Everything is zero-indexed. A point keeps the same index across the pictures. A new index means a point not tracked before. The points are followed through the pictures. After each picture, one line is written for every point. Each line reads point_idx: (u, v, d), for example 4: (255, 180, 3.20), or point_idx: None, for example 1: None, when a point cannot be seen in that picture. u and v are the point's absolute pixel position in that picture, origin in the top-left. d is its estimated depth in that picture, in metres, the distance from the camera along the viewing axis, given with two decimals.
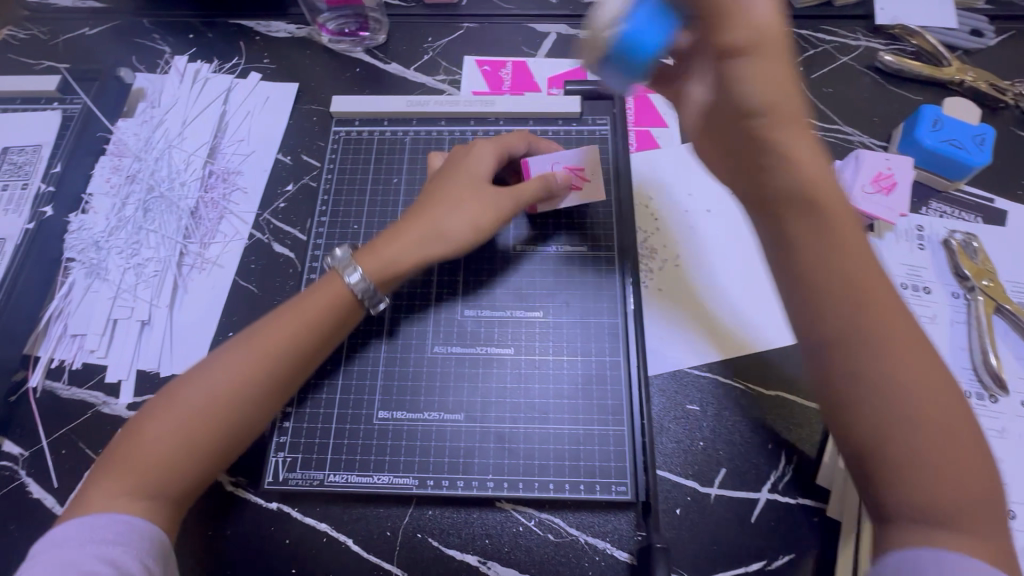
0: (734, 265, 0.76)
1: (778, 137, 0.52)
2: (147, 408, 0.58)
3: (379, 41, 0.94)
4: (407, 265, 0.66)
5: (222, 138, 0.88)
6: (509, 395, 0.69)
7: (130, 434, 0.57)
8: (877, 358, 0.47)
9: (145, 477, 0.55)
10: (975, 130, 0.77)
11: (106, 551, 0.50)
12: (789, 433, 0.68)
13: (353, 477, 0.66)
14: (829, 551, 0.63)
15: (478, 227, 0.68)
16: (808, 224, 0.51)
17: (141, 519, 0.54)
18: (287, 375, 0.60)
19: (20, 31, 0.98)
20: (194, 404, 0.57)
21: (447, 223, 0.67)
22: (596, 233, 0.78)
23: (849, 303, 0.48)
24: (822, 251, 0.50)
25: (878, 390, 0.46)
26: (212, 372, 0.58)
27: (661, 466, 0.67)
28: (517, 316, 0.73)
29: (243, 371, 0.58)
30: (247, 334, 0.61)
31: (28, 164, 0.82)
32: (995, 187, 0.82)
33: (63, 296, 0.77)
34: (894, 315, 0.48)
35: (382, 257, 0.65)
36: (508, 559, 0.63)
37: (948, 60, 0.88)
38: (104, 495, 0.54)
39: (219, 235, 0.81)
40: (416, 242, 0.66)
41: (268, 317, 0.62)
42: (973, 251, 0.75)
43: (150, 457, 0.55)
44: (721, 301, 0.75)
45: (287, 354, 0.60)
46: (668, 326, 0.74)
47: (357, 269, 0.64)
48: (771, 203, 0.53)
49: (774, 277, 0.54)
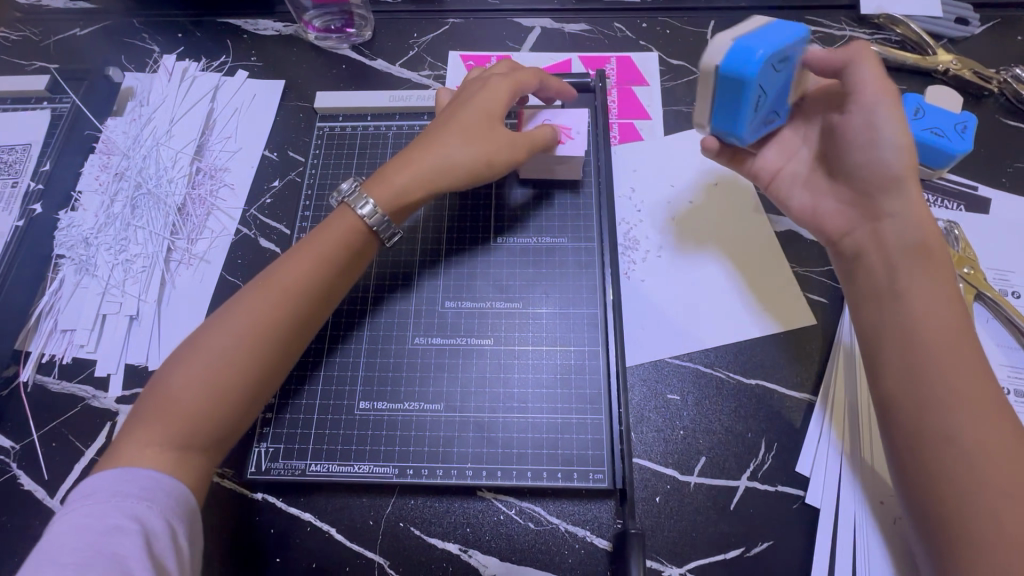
0: (719, 252, 0.77)
1: (894, 195, 0.62)
2: (172, 359, 0.59)
3: (365, 38, 0.95)
4: (419, 193, 0.68)
5: (210, 135, 0.89)
6: (489, 386, 0.70)
7: (155, 388, 0.57)
8: (959, 407, 0.53)
9: (179, 430, 0.55)
10: (958, 117, 0.77)
11: (132, 505, 0.50)
12: (768, 422, 0.69)
13: (335, 467, 0.67)
14: (807, 539, 0.63)
15: (490, 161, 0.69)
16: (921, 276, 0.59)
17: (169, 475, 0.54)
18: (304, 318, 0.62)
19: (12, 33, 0.99)
20: (224, 349, 0.58)
21: (456, 155, 0.68)
22: (577, 225, 0.78)
23: (944, 358, 0.55)
24: (920, 309, 0.58)
25: (958, 434, 0.52)
26: (234, 317, 0.60)
27: (640, 455, 0.67)
28: (499, 307, 0.74)
29: (263, 314, 0.60)
30: (260, 280, 0.63)
31: (17, 163, 0.84)
32: (977, 175, 0.82)
33: (53, 293, 0.79)
34: (984, 380, 0.54)
35: (393, 186, 0.68)
36: (488, 547, 0.64)
37: (933, 49, 0.88)
38: (134, 447, 0.54)
39: (206, 230, 0.82)
40: (428, 172, 0.68)
41: (281, 260, 0.64)
42: (954, 239, 0.75)
43: (185, 408, 0.56)
44: (716, 283, 0.76)
45: (302, 297, 0.62)
46: (656, 311, 0.75)
47: (370, 202, 0.66)
48: (888, 251, 0.62)
49: (869, 322, 0.62)
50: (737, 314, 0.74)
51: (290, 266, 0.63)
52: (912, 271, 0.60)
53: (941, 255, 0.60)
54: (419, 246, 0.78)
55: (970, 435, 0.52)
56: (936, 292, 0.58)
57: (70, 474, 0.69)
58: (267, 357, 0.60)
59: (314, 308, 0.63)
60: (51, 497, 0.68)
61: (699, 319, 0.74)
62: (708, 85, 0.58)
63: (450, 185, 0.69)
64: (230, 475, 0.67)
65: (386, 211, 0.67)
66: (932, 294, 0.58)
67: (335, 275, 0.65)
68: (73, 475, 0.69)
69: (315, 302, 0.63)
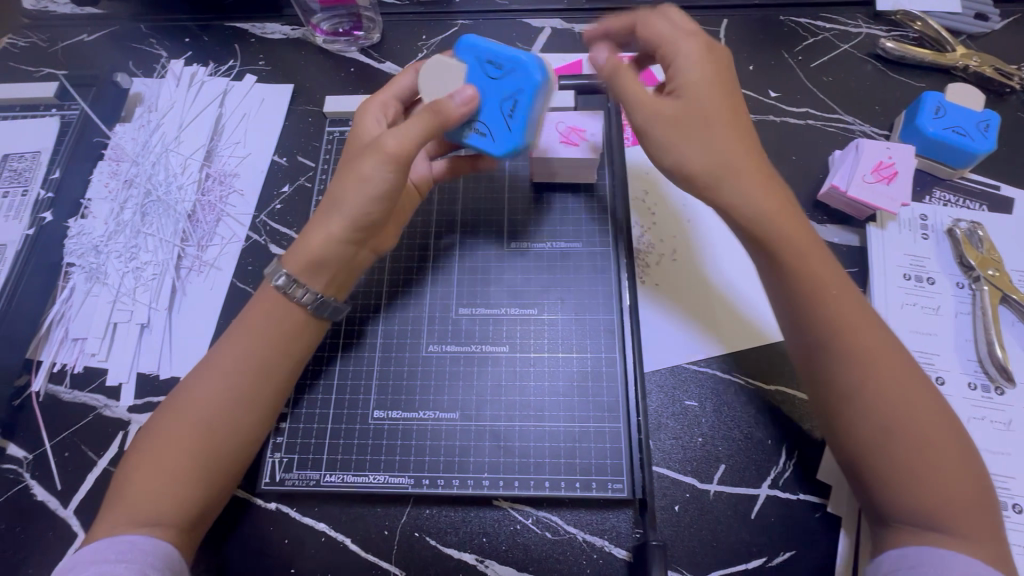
0: (736, 256, 0.75)
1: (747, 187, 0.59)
2: (151, 430, 0.59)
3: (374, 41, 0.94)
4: (318, 248, 0.63)
5: (219, 141, 0.88)
6: (504, 394, 0.69)
7: (124, 474, 0.57)
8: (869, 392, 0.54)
9: (148, 511, 0.55)
10: (979, 115, 0.75)
11: (111, 569, 0.50)
12: (792, 429, 0.67)
13: (350, 478, 0.66)
14: (831, 548, 0.62)
15: (367, 179, 0.61)
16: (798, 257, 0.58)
17: (151, 541, 0.54)
18: (270, 387, 0.62)
19: (20, 39, 0.98)
20: (175, 439, 0.57)
21: (348, 199, 0.62)
22: (591, 229, 0.77)
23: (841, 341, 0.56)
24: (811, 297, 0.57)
25: (871, 418, 0.53)
26: (207, 389, 0.60)
27: (659, 463, 0.66)
28: (512, 313, 0.73)
29: (230, 392, 0.60)
30: (208, 361, 0.62)
31: (27, 171, 0.83)
32: (1000, 175, 0.80)
33: (64, 301, 0.78)
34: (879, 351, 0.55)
35: (301, 249, 0.63)
36: (505, 557, 0.63)
37: (952, 47, 0.86)
38: (122, 517, 0.55)
39: (216, 237, 0.82)
40: (320, 224, 0.63)
41: (248, 314, 0.64)
42: (978, 241, 0.73)
43: (149, 494, 0.55)
44: (732, 285, 0.74)
45: (272, 365, 0.62)
46: (672, 320, 0.73)
47: (283, 272, 0.63)
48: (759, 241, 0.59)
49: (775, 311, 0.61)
50: (740, 323, 0.72)
51: (241, 337, 0.62)
52: (788, 260, 0.58)
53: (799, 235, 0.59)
54: (432, 253, 0.77)
55: (877, 407, 0.54)
56: (815, 270, 0.58)
57: (85, 484, 0.69)
58: (220, 442, 0.58)
59: (254, 379, 0.61)
60: (65, 508, 0.68)
61: (701, 329, 0.72)
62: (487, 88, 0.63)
63: (347, 235, 0.63)
64: (244, 485, 0.66)
65: (309, 283, 0.63)
66: (815, 272, 0.58)
67: (278, 344, 0.63)
68: (86, 484, 0.69)
69: (253, 371, 0.61)
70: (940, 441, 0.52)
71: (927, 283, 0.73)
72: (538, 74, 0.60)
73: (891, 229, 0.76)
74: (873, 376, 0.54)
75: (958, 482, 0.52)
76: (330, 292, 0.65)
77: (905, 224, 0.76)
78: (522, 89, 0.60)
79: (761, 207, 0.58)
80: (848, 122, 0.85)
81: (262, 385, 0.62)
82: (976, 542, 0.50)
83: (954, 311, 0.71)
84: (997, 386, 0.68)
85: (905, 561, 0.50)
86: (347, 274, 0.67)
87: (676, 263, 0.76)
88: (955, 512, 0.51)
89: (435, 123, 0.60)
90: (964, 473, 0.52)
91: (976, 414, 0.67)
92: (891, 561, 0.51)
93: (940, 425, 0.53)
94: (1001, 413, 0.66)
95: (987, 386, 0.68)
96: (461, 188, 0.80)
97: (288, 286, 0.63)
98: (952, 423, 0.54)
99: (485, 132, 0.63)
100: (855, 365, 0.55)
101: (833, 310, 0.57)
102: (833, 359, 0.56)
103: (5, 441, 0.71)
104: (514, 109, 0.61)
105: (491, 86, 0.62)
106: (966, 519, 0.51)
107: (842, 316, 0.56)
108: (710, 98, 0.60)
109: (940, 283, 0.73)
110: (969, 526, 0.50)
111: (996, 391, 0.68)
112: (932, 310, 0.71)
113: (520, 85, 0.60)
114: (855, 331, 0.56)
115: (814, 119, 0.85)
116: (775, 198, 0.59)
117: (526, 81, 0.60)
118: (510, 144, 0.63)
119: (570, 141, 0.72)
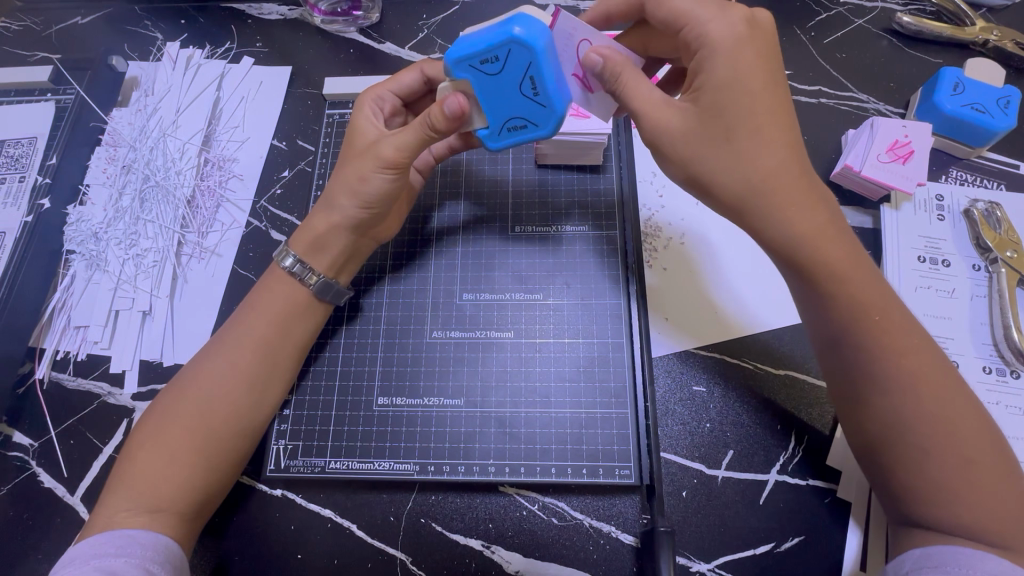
0: (731, 263, 0.73)
1: (773, 210, 0.51)
2: (151, 419, 0.59)
3: (373, 20, 0.92)
4: (329, 238, 0.65)
5: (217, 125, 0.87)
6: (510, 379, 0.68)
7: (125, 457, 0.57)
8: (908, 410, 0.50)
9: (149, 493, 0.55)
10: (1000, 92, 0.72)
11: (110, 563, 0.49)
12: (801, 415, 0.66)
13: (354, 464, 0.65)
14: (842, 533, 0.61)
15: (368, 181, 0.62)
16: (828, 278, 0.51)
17: (145, 533, 0.53)
18: (268, 369, 0.62)
19: (13, 22, 0.96)
20: (178, 418, 0.58)
21: (341, 188, 0.63)
22: (599, 213, 0.75)
23: (878, 357, 0.51)
24: (852, 310, 0.52)
25: (905, 436, 0.50)
26: (206, 375, 0.60)
27: (666, 449, 0.65)
28: (517, 299, 0.72)
29: (229, 381, 0.59)
30: (213, 343, 0.62)
31: (24, 157, 0.82)
32: (1019, 152, 0.78)
33: (65, 289, 0.78)
34: (921, 365, 0.51)
35: (310, 236, 0.65)
36: (512, 543, 0.63)
37: (972, 18, 0.82)
38: (116, 511, 0.54)
39: (217, 223, 0.81)
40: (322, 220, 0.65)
41: (251, 318, 0.63)
42: (996, 221, 0.71)
43: (150, 476, 0.55)
44: (716, 290, 0.72)
45: (275, 344, 0.62)
46: (654, 310, 0.72)
47: (291, 255, 0.65)
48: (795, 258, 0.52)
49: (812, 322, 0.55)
50: (739, 319, 0.70)
51: (243, 322, 0.63)
52: (824, 280, 0.52)
53: (826, 255, 0.51)
54: (434, 236, 0.75)
55: (914, 427, 0.50)
56: (855, 285, 0.52)
57: (91, 472, 0.69)
58: (222, 423, 0.58)
59: (254, 358, 0.61)
60: (73, 495, 0.68)
61: (678, 327, 0.71)
62: (494, 91, 0.55)
63: (348, 220, 0.64)
64: (249, 471, 0.66)
65: (314, 265, 0.65)
66: (861, 302, 0.51)
67: (282, 323, 0.63)
68: (92, 471, 0.69)
69: (254, 353, 0.61)
70: (979, 451, 0.49)
71: (942, 265, 0.71)
72: (534, 35, 0.51)
73: (906, 210, 0.74)
74: (909, 389, 0.50)
75: (1001, 497, 0.48)
76: (334, 275, 0.66)
77: (921, 205, 0.74)
78: (533, 62, 0.52)
79: (796, 229, 0.51)
80: (862, 99, 0.82)
81: (263, 368, 0.61)
82: (1013, 548, 0.47)
83: (970, 294, 0.70)
84: (1013, 369, 0.66)
85: (928, 561, 0.48)
86: (351, 257, 0.68)
87: (677, 254, 0.74)
88: (998, 534, 0.47)
89: (428, 133, 0.58)
90: (1013, 503, 0.48)
91: (991, 398, 0.65)
92: (914, 559, 0.49)
93: (979, 436, 0.50)
94: (1015, 397, 0.65)
95: (1002, 370, 0.66)
96: (464, 173, 0.79)
97: (303, 273, 0.64)
98: (1003, 452, 0.50)
99: (524, 122, 0.58)
100: (897, 374, 0.50)
101: (881, 332, 0.51)
102: (882, 360, 0.51)
103: (11, 429, 0.71)
104: (538, 88, 0.54)
105: (498, 79, 0.54)
106: (1010, 531, 0.47)
107: (892, 337, 0.51)
108: (764, 96, 0.51)
109: (956, 265, 0.71)
110: (1014, 542, 0.47)
111: (1012, 375, 0.66)
112: (947, 293, 0.70)
113: (526, 57, 0.52)
114: (896, 344, 0.51)
115: (827, 97, 0.83)
116: (820, 215, 0.52)
117: (527, 52, 0.51)
118: (556, 121, 0.57)
119: (584, 81, 0.58)
